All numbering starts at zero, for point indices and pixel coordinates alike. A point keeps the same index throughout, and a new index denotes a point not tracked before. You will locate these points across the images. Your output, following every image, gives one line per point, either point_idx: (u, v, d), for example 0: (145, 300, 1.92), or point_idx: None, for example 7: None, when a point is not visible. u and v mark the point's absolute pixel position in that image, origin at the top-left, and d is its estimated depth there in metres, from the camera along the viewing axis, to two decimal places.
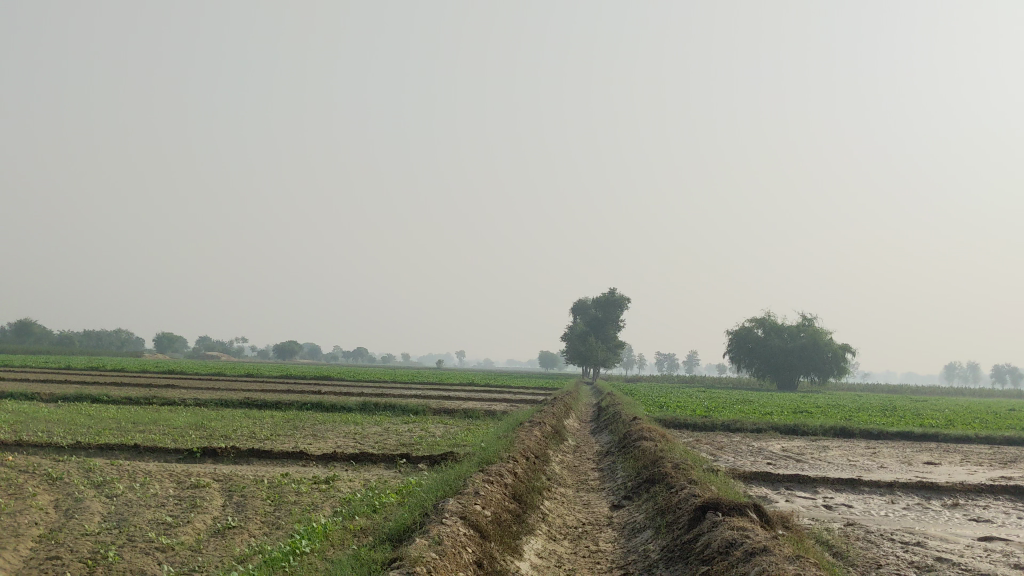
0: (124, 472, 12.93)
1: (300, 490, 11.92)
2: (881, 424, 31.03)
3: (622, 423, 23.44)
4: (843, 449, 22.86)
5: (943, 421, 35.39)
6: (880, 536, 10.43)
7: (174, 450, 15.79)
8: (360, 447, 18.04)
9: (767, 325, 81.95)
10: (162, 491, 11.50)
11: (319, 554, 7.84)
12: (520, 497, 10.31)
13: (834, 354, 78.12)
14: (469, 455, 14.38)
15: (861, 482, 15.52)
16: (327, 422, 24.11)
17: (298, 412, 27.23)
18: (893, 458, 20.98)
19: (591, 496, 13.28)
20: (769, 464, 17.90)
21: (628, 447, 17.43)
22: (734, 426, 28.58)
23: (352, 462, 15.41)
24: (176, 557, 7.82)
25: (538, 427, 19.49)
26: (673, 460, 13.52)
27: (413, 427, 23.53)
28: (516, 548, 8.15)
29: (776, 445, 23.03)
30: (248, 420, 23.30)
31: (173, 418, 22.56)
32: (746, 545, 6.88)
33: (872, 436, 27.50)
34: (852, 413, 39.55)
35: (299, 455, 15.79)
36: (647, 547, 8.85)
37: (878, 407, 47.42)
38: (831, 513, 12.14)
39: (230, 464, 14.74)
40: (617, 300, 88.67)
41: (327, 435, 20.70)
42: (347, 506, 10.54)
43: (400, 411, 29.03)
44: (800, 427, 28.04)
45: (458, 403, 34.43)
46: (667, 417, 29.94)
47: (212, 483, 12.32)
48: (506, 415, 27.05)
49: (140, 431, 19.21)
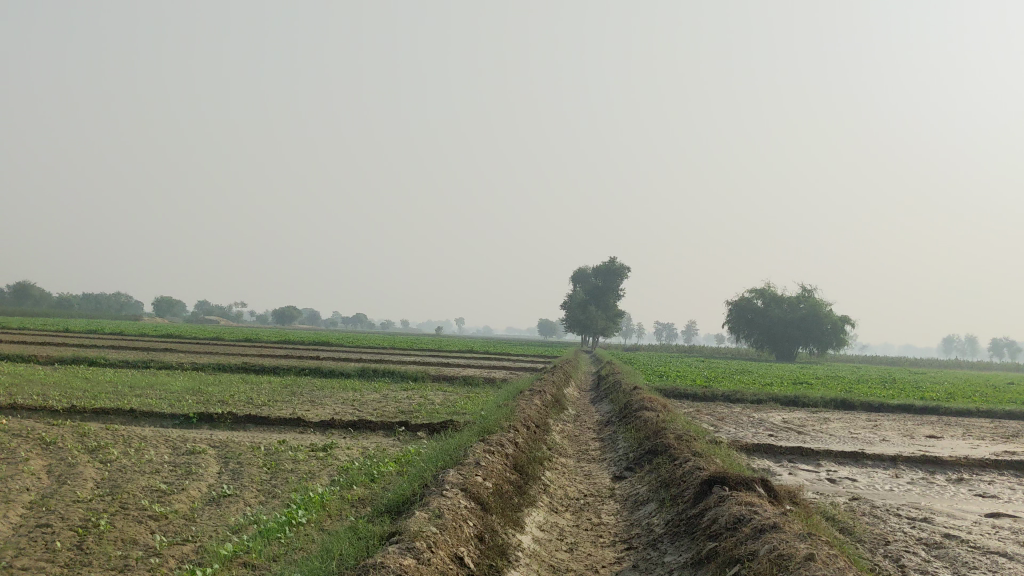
0: (119, 437, 12.74)
1: (298, 457, 11.75)
2: (882, 396, 30.86)
3: (622, 393, 23.27)
4: (845, 421, 22.70)
5: (944, 394, 35.27)
6: (887, 512, 10.26)
7: (170, 415, 15.61)
8: (358, 414, 17.87)
9: (767, 296, 81.54)
10: (157, 457, 11.32)
11: (315, 525, 7.65)
12: (521, 468, 10.11)
13: (834, 325, 77.91)
14: (468, 424, 14.19)
15: (864, 455, 15.33)
16: (326, 388, 23.95)
17: (296, 377, 27.07)
18: (895, 430, 20.82)
19: (592, 467, 13.11)
20: (771, 437, 17.74)
21: (630, 416, 17.26)
22: (734, 397, 28.43)
23: (350, 429, 15.24)
24: (169, 526, 7.62)
25: (539, 396, 19.30)
26: (676, 431, 13.34)
27: (413, 394, 23.36)
28: (518, 521, 7.97)
29: (777, 417, 22.87)
30: (246, 386, 23.12)
31: (171, 382, 22.41)
32: (755, 521, 6.68)
33: (873, 409, 27.34)
34: (851, 385, 39.42)
35: (297, 421, 15.60)
36: (651, 521, 8.67)
37: (877, 378, 47.26)
38: (835, 486, 11.96)
39: (228, 431, 14.56)
40: (617, 268, 88.03)
41: (325, 401, 20.54)
42: (344, 476, 10.35)
43: (399, 378, 28.88)
44: (800, 399, 27.88)
45: (457, 371, 34.29)
46: (667, 387, 29.78)
47: (208, 449, 12.14)
48: (506, 383, 26.89)
49: (136, 395, 19.03)
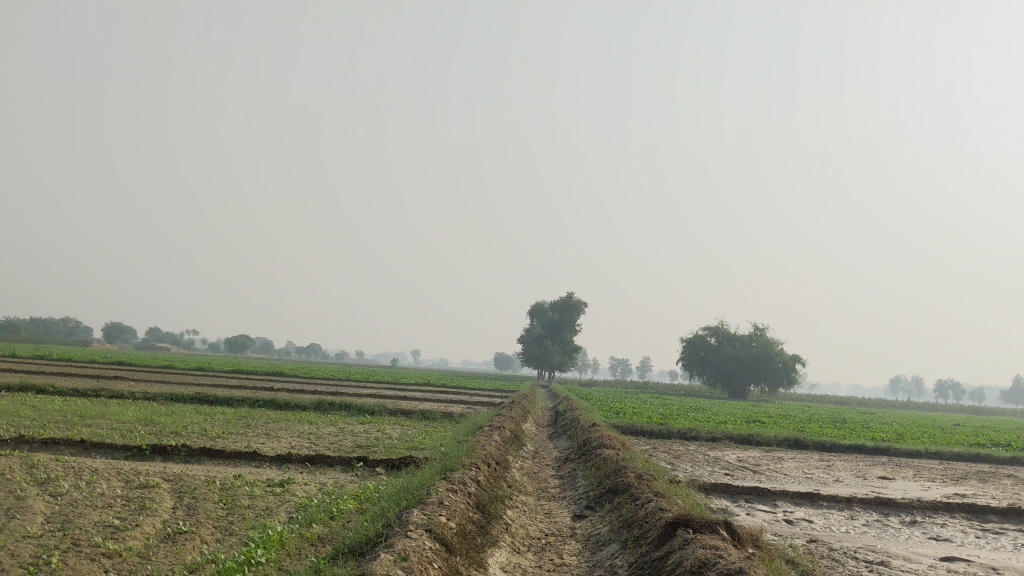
0: (70, 469, 12.42)
1: (255, 493, 11.55)
2: (835, 436, 31.23)
3: (579, 430, 23.28)
4: (798, 461, 22.92)
5: (893, 435, 35.81)
6: (844, 554, 10.36)
7: (122, 447, 15.27)
8: (314, 449, 17.64)
9: (720, 334, 82.40)
10: (109, 490, 11.07)
11: (275, 565, 7.52)
12: (483, 507, 10.06)
13: (785, 364, 78.97)
14: (428, 460, 14.07)
15: (819, 496, 15.48)
16: (280, 420, 23.65)
17: (250, 408, 26.69)
18: (848, 471, 21.06)
19: (552, 505, 13.07)
20: (727, 476, 17.86)
21: (589, 454, 17.26)
22: (689, 434, 28.58)
23: (307, 464, 15.04)
24: (123, 565, 7.41)
25: (498, 432, 19.25)
26: (635, 470, 13.36)
27: (370, 428, 23.14)
28: (481, 561, 7.90)
29: (733, 455, 23.03)
30: (199, 416, 22.74)
31: (122, 412, 21.98)
32: (721, 566, 6.70)
33: (825, 449, 27.65)
34: (802, 424, 39.82)
35: (253, 455, 15.35)
36: (613, 562, 8.66)
37: (827, 418, 47.84)
38: (792, 528, 12.06)
39: (182, 464, 14.28)
40: (573, 303, 88.74)
41: (281, 434, 20.28)
42: (303, 512, 10.20)
43: (355, 411, 28.61)
44: (754, 438, 28.11)
45: (413, 404, 34.04)
46: (624, 424, 29.87)
47: (162, 483, 11.88)
48: (464, 418, 26.79)
49: (87, 425, 18.62)
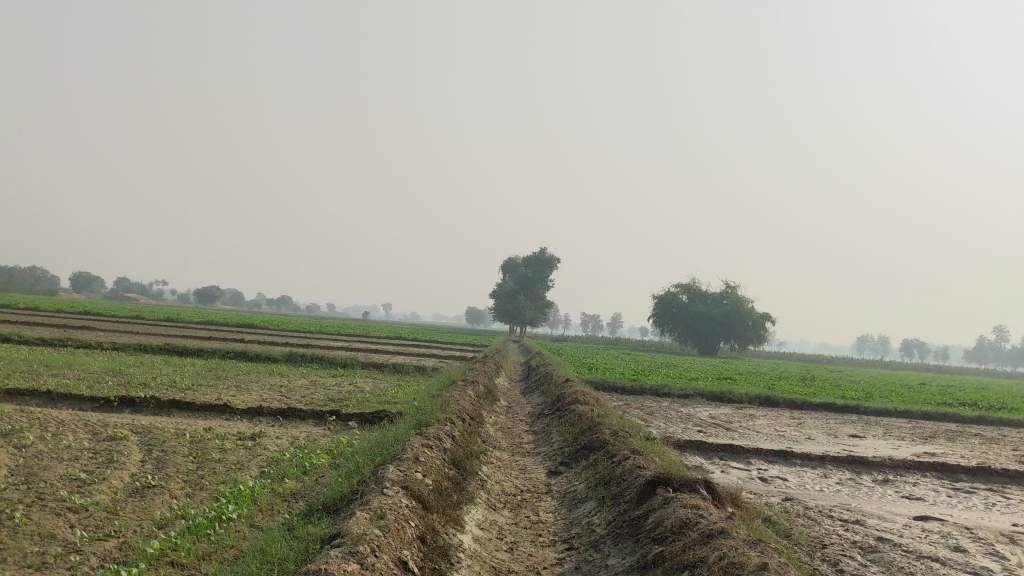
0: (35, 420, 12.13)
1: (226, 447, 11.32)
2: (804, 394, 31.48)
3: (553, 385, 23.25)
4: (770, 418, 23.04)
5: (862, 393, 36.20)
6: (820, 513, 10.36)
7: (89, 398, 14.96)
8: (286, 402, 17.46)
9: (692, 291, 82.73)
10: (75, 443, 10.80)
11: (247, 521, 7.34)
12: (459, 463, 9.91)
13: (755, 322, 79.38)
14: (402, 415, 13.90)
15: (792, 454, 15.53)
16: (252, 373, 23.38)
17: (221, 360, 26.40)
18: (819, 429, 21.19)
19: (527, 461, 12.98)
20: (701, 433, 17.88)
21: (563, 410, 17.19)
22: (662, 391, 28.66)
23: (279, 417, 14.83)
24: (89, 520, 7.18)
25: (472, 387, 19.10)
26: (611, 426, 13.28)
27: (342, 382, 22.95)
28: (459, 519, 7.77)
29: (705, 412, 23.10)
30: (168, 368, 22.43)
31: (90, 362, 21.61)
32: (702, 526, 6.60)
33: (795, 407, 27.86)
34: (773, 382, 40.10)
35: (223, 407, 15.12)
36: (591, 520, 8.57)
37: (797, 376, 48.24)
38: (767, 486, 12.07)
39: (151, 416, 14.02)
40: (546, 259, 88.66)
41: (252, 387, 20.06)
42: (275, 467, 10.01)
43: (327, 364, 28.39)
44: (726, 395, 28.25)
45: (386, 358, 33.92)
46: (596, 379, 29.92)
47: (130, 436, 11.62)
48: (437, 372, 26.71)
49: (53, 375, 18.30)
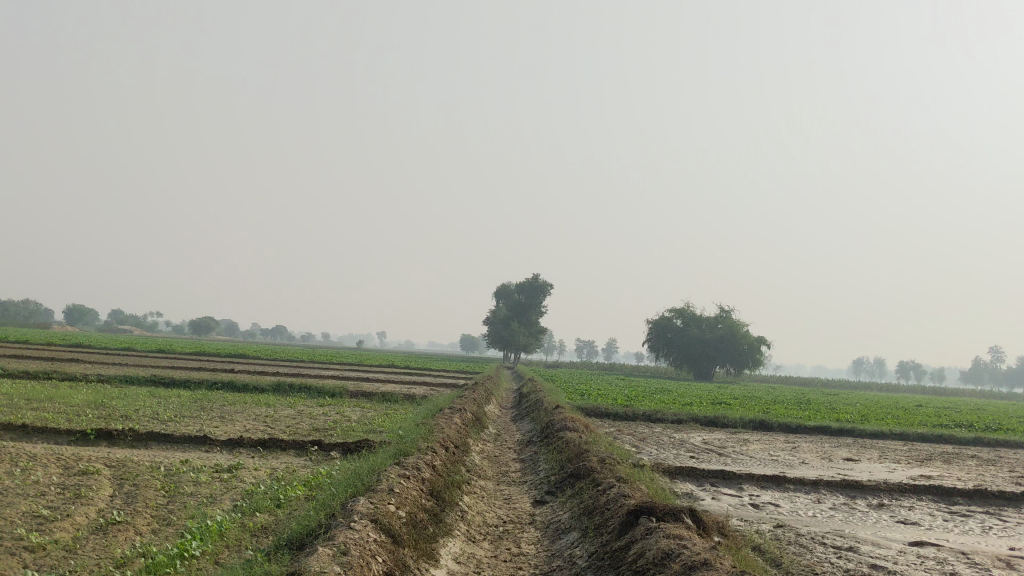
0: (5, 455, 11.79)
1: (201, 479, 10.99)
2: (800, 417, 31.17)
3: (544, 411, 22.94)
4: (764, 443, 22.69)
5: (858, 416, 35.91)
6: (812, 541, 10.06)
7: (65, 431, 14.61)
8: (269, 432, 17.13)
9: (687, 316, 82.53)
10: (44, 478, 10.46)
11: (210, 558, 7.03)
12: (438, 494, 9.61)
13: (750, 346, 79.12)
14: (385, 445, 13.58)
15: (785, 478, 15.23)
16: (238, 403, 23.03)
17: (208, 391, 26.05)
18: (813, 453, 20.87)
19: (512, 490, 12.64)
20: (693, 459, 17.57)
21: (551, 437, 16.88)
22: (655, 416, 28.32)
23: (260, 448, 14.49)
24: (45, 560, 6.86)
25: (459, 415, 18.78)
26: (598, 453, 12.99)
27: (329, 411, 22.61)
28: (432, 553, 7.48)
29: (698, 438, 22.79)
30: (152, 399, 22.07)
31: (72, 395, 21.26)
32: (685, 557, 6.32)
33: (791, 430, 27.54)
34: (768, 406, 39.77)
35: (203, 439, 14.78)
36: (573, 552, 8.27)
37: (793, 399, 47.92)
38: (758, 513, 11.76)
39: (127, 449, 13.69)
40: (539, 285, 88.57)
41: (236, 417, 19.72)
42: (249, 500, 9.68)
43: (316, 393, 28.06)
44: (720, 419, 27.92)
45: (376, 386, 33.60)
46: (589, 405, 29.59)
47: (103, 469, 11.29)
48: (427, 400, 26.40)
49: (32, 408, 17.94)
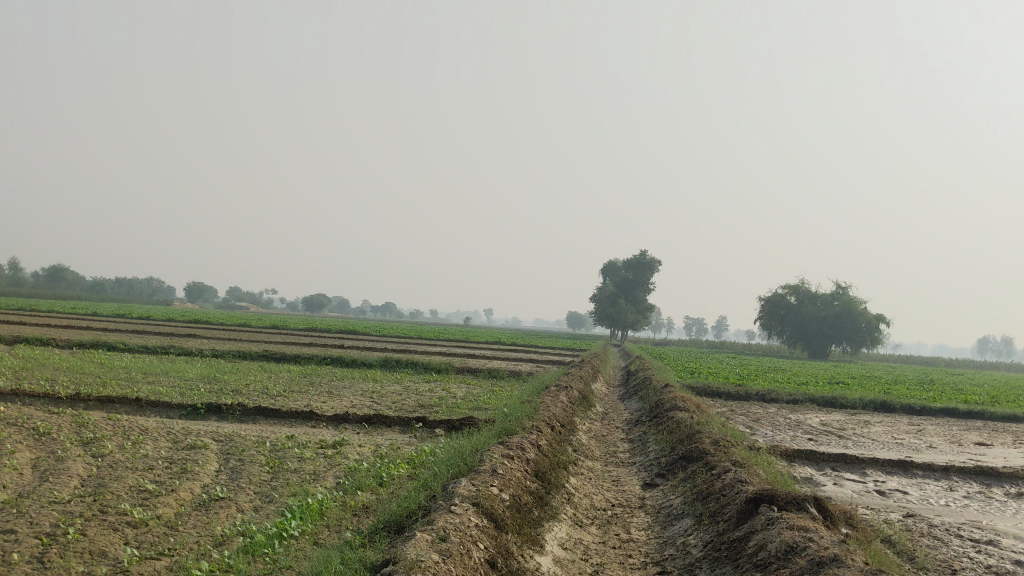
0: (118, 428, 12.03)
1: (305, 456, 10.90)
2: (924, 399, 29.60)
3: (652, 390, 22.30)
4: (887, 425, 21.53)
5: (987, 397, 33.95)
6: (946, 532, 9.28)
7: (177, 405, 14.88)
8: (375, 408, 17.12)
9: (801, 292, 80.01)
10: (153, 452, 10.55)
11: (310, 539, 6.83)
12: (543, 475, 9.23)
13: (868, 324, 76.18)
14: (490, 422, 13.27)
15: (912, 463, 14.28)
16: (346, 379, 23.24)
17: (317, 366, 26.45)
18: (941, 437, 19.66)
19: (621, 472, 12.18)
20: (811, 441, 16.73)
21: (661, 417, 16.31)
22: (769, 396, 27.32)
23: (365, 425, 14.41)
24: (146, 536, 6.78)
25: (565, 392, 18.37)
26: (712, 435, 12.37)
27: (435, 387, 22.57)
28: (537, 538, 7.10)
29: (816, 419, 21.79)
30: (263, 374, 22.49)
31: (187, 370, 21.84)
32: (812, 551, 5.76)
33: (915, 413, 26.15)
34: (890, 386, 38.03)
35: (309, 414, 14.82)
36: (686, 540, 7.77)
37: (916, 379, 45.77)
38: (885, 500, 10.97)
39: (235, 423, 13.82)
40: (646, 262, 87.21)
41: (344, 392, 19.85)
42: (351, 478, 9.50)
43: (422, 369, 28.15)
44: (838, 400, 26.72)
45: (482, 363, 33.61)
46: (699, 384, 28.77)
47: (210, 444, 11.34)
48: (533, 377, 26.14)
49: (148, 382, 18.45)
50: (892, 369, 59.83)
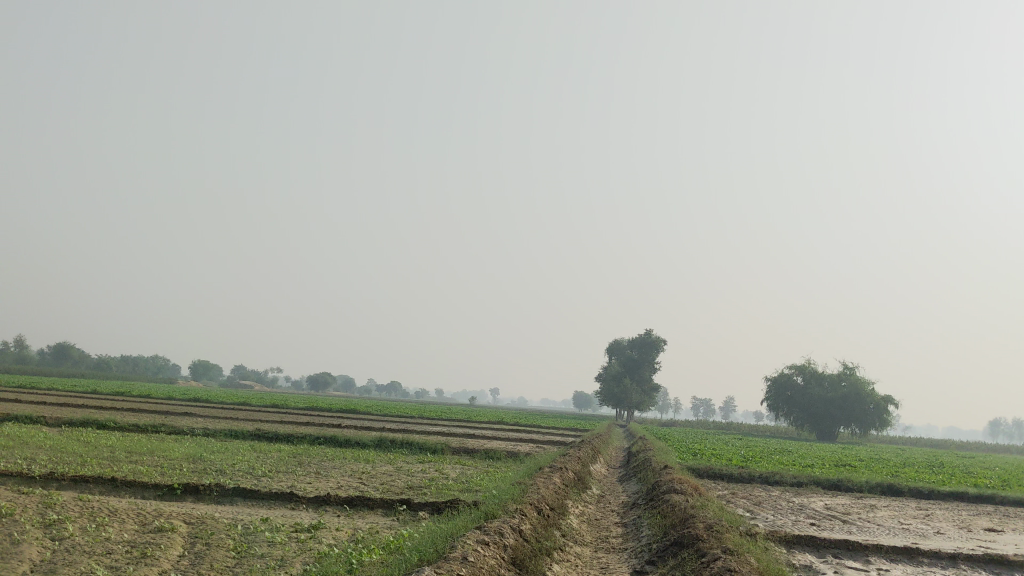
0: (86, 509, 11.55)
1: (275, 540, 10.38)
2: (934, 482, 28.80)
3: (651, 472, 21.69)
4: (894, 509, 20.83)
5: (997, 481, 33.13)
6: None
7: (153, 486, 14.39)
8: (361, 489, 16.57)
9: (807, 373, 79.23)
10: (115, 535, 10.07)
11: None
12: (521, 562, 8.75)
13: (876, 406, 75.29)
14: (475, 505, 12.76)
15: (918, 551, 13.64)
16: (336, 459, 22.66)
17: (309, 446, 25.88)
18: (950, 522, 18.94)
19: (611, 558, 11.62)
20: (813, 526, 16.10)
21: (656, 500, 15.74)
22: (772, 478, 26.61)
23: (346, 506, 13.88)
24: None
25: (559, 474, 17.81)
26: (706, 519, 11.83)
27: (427, 467, 21.96)
28: None
29: (819, 502, 21.13)
30: (251, 454, 21.95)
31: (174, 448, 21.33)
32: None
33: (924, 497, 25.38)
34: (898, 469, 37.10)
35: (289, 495, 14.32)
36: None
37: (925, 462, 44.75)
38: None
39: (211, 505, 13.31)
40: (652, 341, 86.81)
41: (332, 473, 19.29)
42: (319, 565, 9.00)
43: (417, 449, 27.55)
44: (844, 482, 25.98)
45: (480, 443, 32.99)
46: (701, 465, 28.07)
47: (179, 527, 10.84)
48: (529, 458, 25.51)
49: (130, 461, 17.95)
50: (904, 451, 58.83)
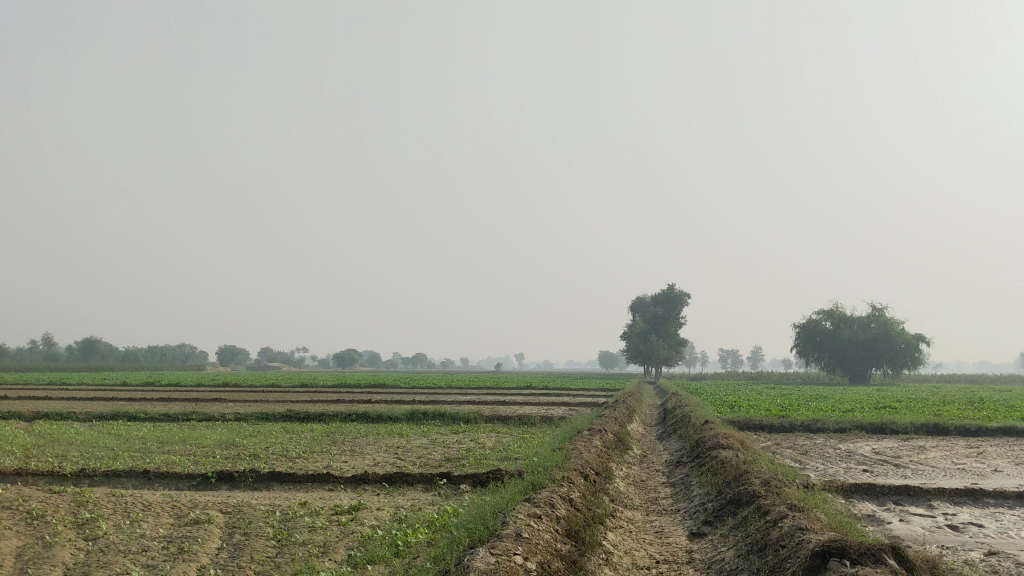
0: (119, 505, 11.19)
1: (316, 525, 9.96)
2: (979, 418, 28.11)
3: (692, 427, 21.17)
4: (944, 450, 20.21)
5: None
6: None
7: (186, 476, 14.03)
8: (398, 465, 16.15)
9: (836, 317, 78.41)
10: (151, 531, 9.68)
11: None
12: (577, 535, 8.28)
13: (907, 344, 74.62)
14: (519, 475, 12.30)
15: (981, 491, 13.07)
16: (369, 435, 22.28)
17: (342, 424, 25.53)
18: (1005, 459, 18.34)
19: (664, 521, 11.14)
20: (865, 472, 15.56)
21: (703, 456, 15.25)
22: (814, 426, 26.02)
23: (385, 484, 13.47)
24: None
25: (598, 436, 17.31)
26: (761, 474, 11.31)
27: (462, 438, 21.53)
28: None
29: (867, 447, 20.54)
30: (284, 435, 21.60)
31: (205, 435, 20.99)
32: None
33: (971, 434, 24.74)
34: (938, 407, 36.48)
35: (325, 476, 13.90)
36: None
37: (963, 398, 43.97)
38: (960, 536, 9.88)
39: (246, 492, 12.94)
40: (676, 296, 86.18)
41: (367, 450, 18.88)
42: (364, 549, 8.57)
43: (450, 420, 27.19)
44: (889, 425, 25.37)
45: (513, 408, 32.60)
46: (739, 418, 27.53)
47: (216, 517, 10.44)
48: (565, 421, 25.08)
49: (162, 452, 17.62)
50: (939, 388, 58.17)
